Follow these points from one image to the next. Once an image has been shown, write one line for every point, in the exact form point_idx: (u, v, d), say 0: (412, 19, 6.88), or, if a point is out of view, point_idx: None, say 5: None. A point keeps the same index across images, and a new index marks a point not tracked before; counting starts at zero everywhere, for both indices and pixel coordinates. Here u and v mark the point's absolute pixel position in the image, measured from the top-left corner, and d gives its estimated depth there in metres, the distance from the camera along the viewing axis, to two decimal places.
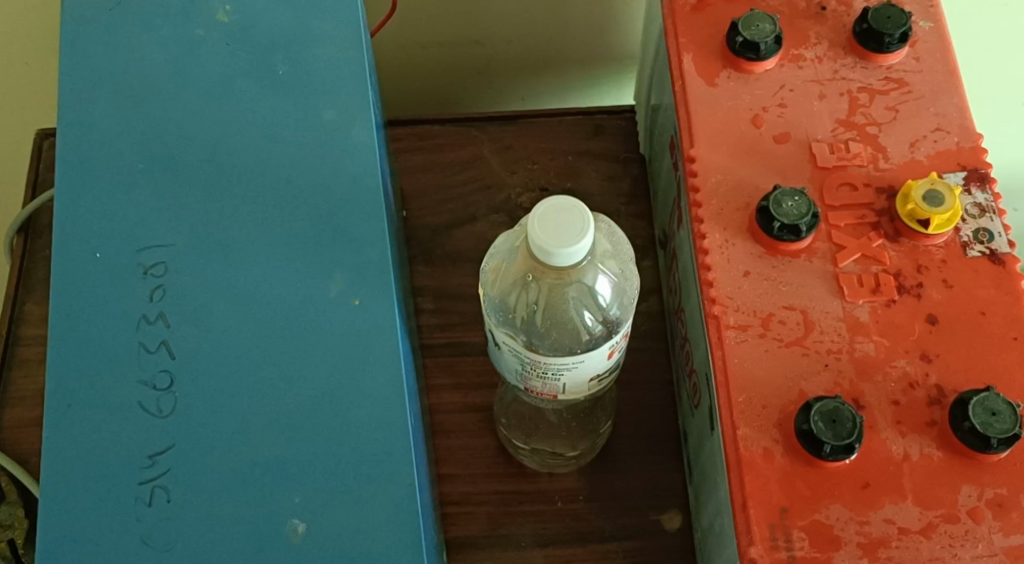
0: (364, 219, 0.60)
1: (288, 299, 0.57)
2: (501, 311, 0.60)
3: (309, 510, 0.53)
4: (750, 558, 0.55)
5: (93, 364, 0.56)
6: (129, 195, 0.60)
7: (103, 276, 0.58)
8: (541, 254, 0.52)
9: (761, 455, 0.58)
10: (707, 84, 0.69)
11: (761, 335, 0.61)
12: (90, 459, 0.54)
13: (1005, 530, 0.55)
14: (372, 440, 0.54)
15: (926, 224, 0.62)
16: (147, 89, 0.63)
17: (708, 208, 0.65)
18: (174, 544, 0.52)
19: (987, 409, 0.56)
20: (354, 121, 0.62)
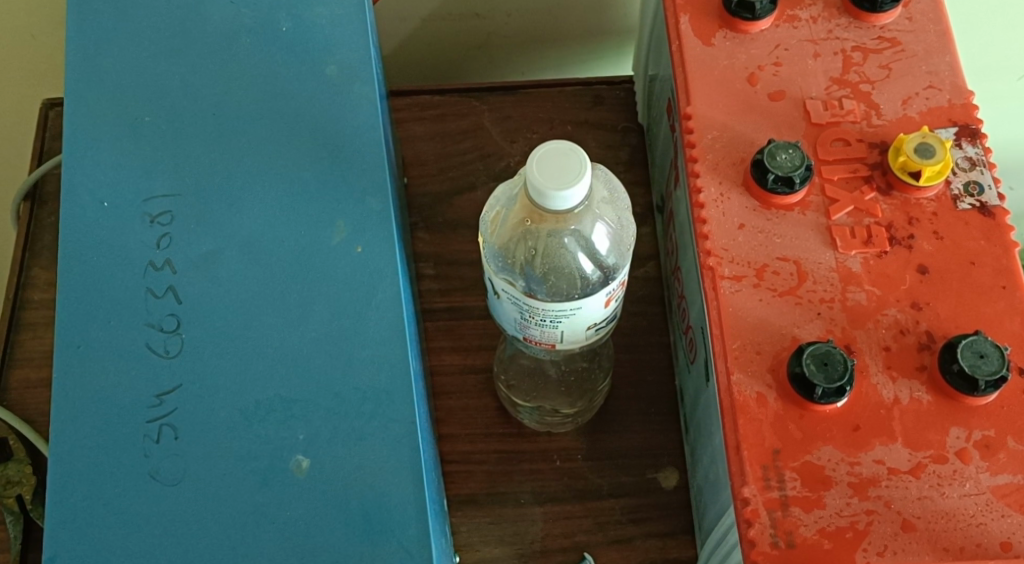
0: (365, 169, 0.61)
1: (291, 245, 0.59)
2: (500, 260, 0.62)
3: (313, 447, 0.54)
4: (743, 497, 0.57)
5: (102, 308, 0.57)
6: (135, 147, 0.61)
7: (110, 223, 0.59)
8: (539, 197, 0.54)
9: (754, 399, 0.59)
10: (703, 44, 0.70)
11: (755, 285, 0.62)
12: (99, 399, 0.55)
13: (992, 470, 0.57)
14: (374, 380, 0.56)
15: (917, 176, 0.64)
16: (152, 47, 0.64)
17: (704, 163, 0.66)
18: (181, 478, 0.54)
19: (975, 352, 0.58)
20: (356, 77, 0.64)
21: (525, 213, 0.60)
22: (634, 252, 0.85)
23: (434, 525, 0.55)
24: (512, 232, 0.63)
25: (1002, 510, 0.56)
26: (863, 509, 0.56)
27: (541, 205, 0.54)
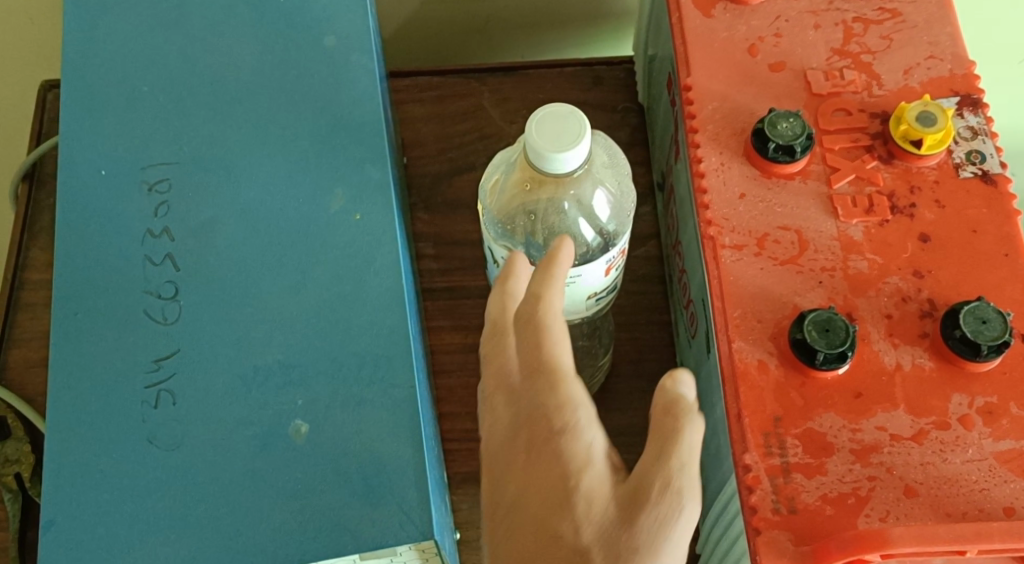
0: (364, 138, 0.61)
1: (289, 213, 0.59)
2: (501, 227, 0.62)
3: (312, 412, 0.54)
4: (745, 464, 0.56)
5: (100, 275, 0.57)
6: (134, 117, 0.61)
7: (108, 191, 0.59)
8: (537, 159, 0.56)
9: (755, 366, 0.59)
10: (703, 15, 0.69)
11: (756, 254, 0.62)
12: (97, 365, 0.55)
13: (995, 436, 0.56)
14: (373, 345, 0.56)
15: (919, 144, 0.63)
16: (151, 18, 0.64)
17: (704, 133, 0.66)
18: (179, 443, 0.53)
19: (977, 317, 0.58)
20: (354, 48, 0.63)
21: (523, 179, 0.60)
22: (635, 231, 0.84)
23: (434, 491, 0.54)
24: (510, 201, 0.63)
25: (1005, 475, 0.55)
26: (865, 475, 0.56)
27: (541, 167, 0.56)
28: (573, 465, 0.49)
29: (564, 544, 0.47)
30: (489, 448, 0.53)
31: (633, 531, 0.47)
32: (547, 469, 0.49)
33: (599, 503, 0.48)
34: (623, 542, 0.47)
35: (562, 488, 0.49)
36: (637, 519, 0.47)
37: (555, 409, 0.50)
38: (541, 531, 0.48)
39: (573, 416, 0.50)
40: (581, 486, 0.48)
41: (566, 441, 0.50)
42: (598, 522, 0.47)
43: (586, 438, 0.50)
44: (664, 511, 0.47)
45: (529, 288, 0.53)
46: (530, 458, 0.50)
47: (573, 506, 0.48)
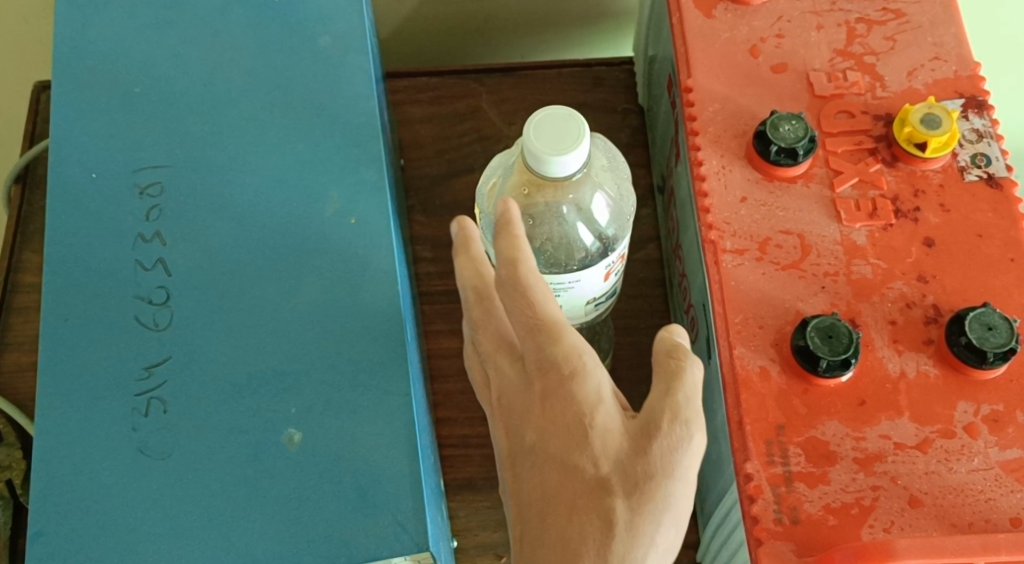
0: (360, 139, 0.60)
1: (284, 216, 0.57)
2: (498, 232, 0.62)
3: (306, 420, 0.53)
4: (746, 473, 0.55)
5: (91, 280, 0.56)
6: (125, 118, 0.60)
7: (99, 194, 0.58)
8: (535, 162, 0.55)
9: (757, 373, 0.58)
10: (704, 16, 0.68)
11: (758, 258, 0.61)
12: (88, 372, 0.54)
13: (1001, 445, 0.55)
14: (369, 352, 0.55)
15: (923, 147, 0.62)
16: (144, 18, 0.63)
17: (705, 136, 0.65)
18: (170, 452, 0.52)
19: (983, 324, 0.57)
20: (350, 48, 0.62)
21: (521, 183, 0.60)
22: (635, 234, 0.83)
23: (430, 500, 0.53)
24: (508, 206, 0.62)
25: (1012, 485, 0.54)
26: (869, 485, 0.55)
27: (539, 171, 0.55)
28: (587, 407, 0.50)
29: (586, 479, 0.50)
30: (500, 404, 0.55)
31: (648, 460, 0.49)
32: (562, 412, 0.51)
33: (615, 438, 0.50)
34: (640, 471, 0.49)
35: (579, 426, 0.50)
36: (650, 449, 0.49)
37: (562, 357, 0.51)
38: (562, 469, 0.50)
39: (582, 362, 0.51)
40: (597, 424, 0.50)
41: (577, 386, 0.51)
42: (616, 454, 0.50)
43: (596, 381, 0.51)
44: (674, 442, 0.49)
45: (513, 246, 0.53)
46: (544, 403, 0.52)
47: (591, 443, 0.50)
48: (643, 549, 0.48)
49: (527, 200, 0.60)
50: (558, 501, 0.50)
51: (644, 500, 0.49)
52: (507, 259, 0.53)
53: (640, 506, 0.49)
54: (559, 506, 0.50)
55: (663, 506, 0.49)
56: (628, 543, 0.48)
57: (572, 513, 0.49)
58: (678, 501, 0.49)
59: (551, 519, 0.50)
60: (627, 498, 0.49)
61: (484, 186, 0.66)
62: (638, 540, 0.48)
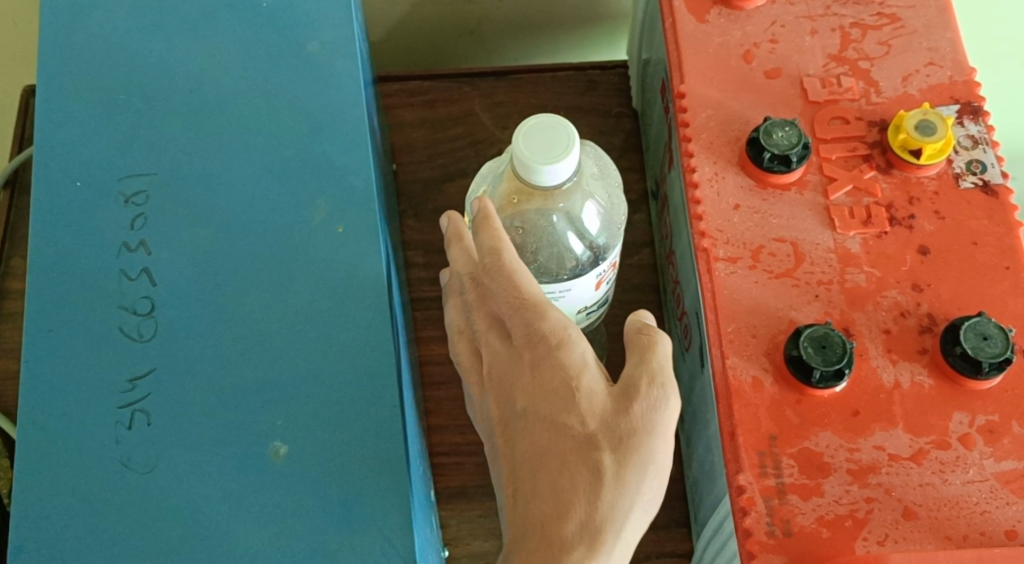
0: (348, 146, 0.59)
1: (270, 225, 0.57)
2: None
3: (291, 433, 0.52)
4: (739, 485, 0.55)
5: (75, 290, 0.55)
6: (110, 126, 0.59)
7: (83, 203, 0.57)
8: (524, 171, 0.55)
9: (750, 383, 0.57)
10: (697, 20, 0.67)
11: (751, 266, 0.60)
12: (71, 384, 0.53)
13: (996, 456, 0.55)
14: (356, 363, 0.54)
15: (918, 154, 0.61)
16: (131, 24, 0.62)
17: (698, 142, 0.64)
18: (153, 466, 0.52)
19: (978, 333, 0.56)
20: (339, 54, 0.61)
21: (510, 192, 0.59)
22: (628, 239, 0.83)
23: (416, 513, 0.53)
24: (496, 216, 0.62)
25: (1007, 497, 0.54)
26: (862, 497, 0.54)
27: (527, 178, 0.55)
28: (573, 370, 0.51)
29: (573, 437, 0.50)
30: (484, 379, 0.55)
31: (632, 418, 0.50)
32: (548, 376, 0.51)
33: (600, 398, 0.51)
34: (625, 427, 0.50)
35: (566, 387, 0.51)
36: (633, 408, 0.50)
37: (549, 327, 0.52)
38: (550, 429, 0.50)
39: (568, 332, 0.52)
40: (583, 385, 0.51)
41: (562, 352, 0.52)
42: (602, 412, 0.50)
43: (581, 347, 0.52)
44: (655, 403, 0.50)
45: (495, 234, 0.56)
46: (531, 370, 0.52)
47: (578, 402, 0.50)
48: (629, 501, 0.49)
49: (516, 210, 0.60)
50: (546, 458, 0.50)
51: (630, 454, 0.49)
52: (491, 247, 0.55)
53: (627, 459, 0.49)
54: (547, 464, 0.50)
55: (647, 461, 0.49)
56: (616, 494, 0.49)
57: (560, 468, 0.49)
58: (661, 459, 0.50)
59: (538, 478, 0.50)
60: (614, 452, 0.49)
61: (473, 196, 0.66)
62: (625, 491, 0.49)
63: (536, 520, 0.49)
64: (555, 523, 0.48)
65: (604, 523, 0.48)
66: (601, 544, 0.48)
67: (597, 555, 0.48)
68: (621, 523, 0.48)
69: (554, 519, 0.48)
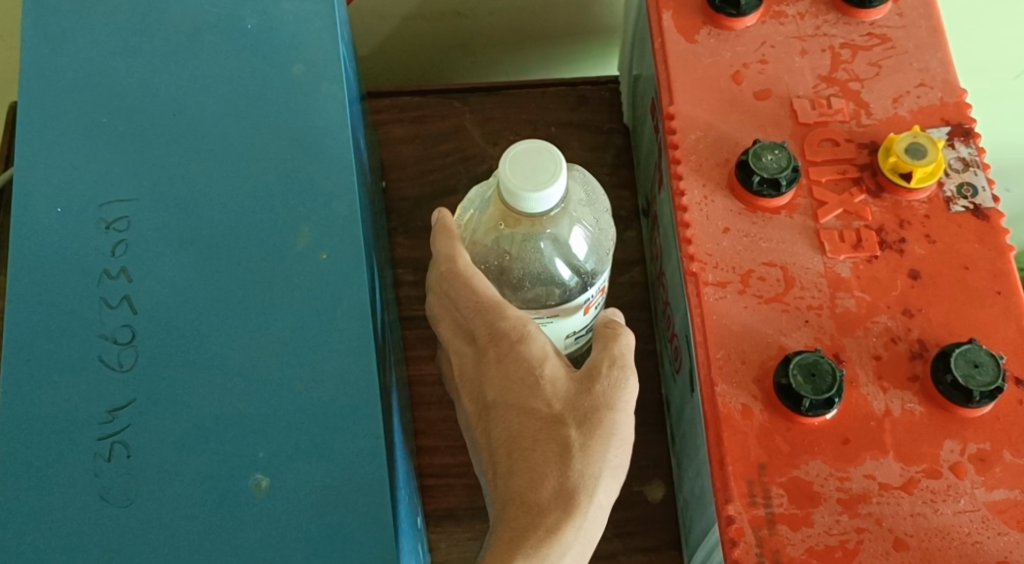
0: (332, 172, 0.58)
1: (253, 251, 0.56)
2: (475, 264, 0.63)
3: (273, 465, 0.52)
4: (727, 515, 0.54)
5: (54, 318, 0.55)
6: (92, 149, 0.58)
7: (64, 229, 0.56)
8: (514, 199, 0.54)
9: (740, 411, 0.57)
10: (687, 41, 0.66)
11: (740, 292, 0.59)
12: (50, 415, 0.53)
13: (988, 485, 0.54)
14: (339, 395, 0.53)
15: (909, 177, 0.61)
16: (112, 45, 0.61)
17: (687, 164, 0.63)
18: (134, 498, 0.51)
19: (969, 361, 0.55)
20: (323, 76, 0.61)
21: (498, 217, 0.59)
22: (619, 257, 0.82)
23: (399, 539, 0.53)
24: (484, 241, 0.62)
25: (998, 527, 0.54)
26: (852, 527, 0.54)
27: (516, 206, 0.54)
28: (537, 360, 0.56)
29: (541, 418, 0.55)
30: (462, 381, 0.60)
31: (593, 396, 0.56)
32: (513, 368, 0.57)
33: (563, 383, 0.56)
34: (587, 404, 0.56)
35: (531, 375, 0.56)
36: (594, 388, 0.56)
37: (509, 324, 0.57)
38: (520, 413, 0.56)
39: (527, 327, 0.57)
40: (546, 373, 0.56)
41: (524, 346, 0.57)
42: (566, 394, 0.56)
43: (541, 340, 0.57)
44: (615, 381, 0.56)
45: (452, 244, 0.60)
46: (497, 364, 0.57)
47: (543, 386, 0.56)
48: (598, 467, 0.54)
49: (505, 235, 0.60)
50: (520, 439, 0.55)
51: (594, 428, 0.55)
52: (449, 256, 0.60)
53: (591, 432, 0.55)
54: (521, 444, 0.55)
55: (611, 433, 0.55)
56: (583, 462, 0.54)
57: (534, 446, 0.55)
58: (623, 431, 0.56)
59: (515, 457, 0.55)
60: (580, 427, 0.55)
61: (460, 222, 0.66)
62: (593, 459, 0.54)
63: (516, 494, 0.54)
64: (532, 495, 0.53)
65: (577, 488, 0.53)
66: (575, 506, 0.53)
67: (575, 518, 0.53)
68: (593, 488, 0.54)
69: (531, 490, 0.54)
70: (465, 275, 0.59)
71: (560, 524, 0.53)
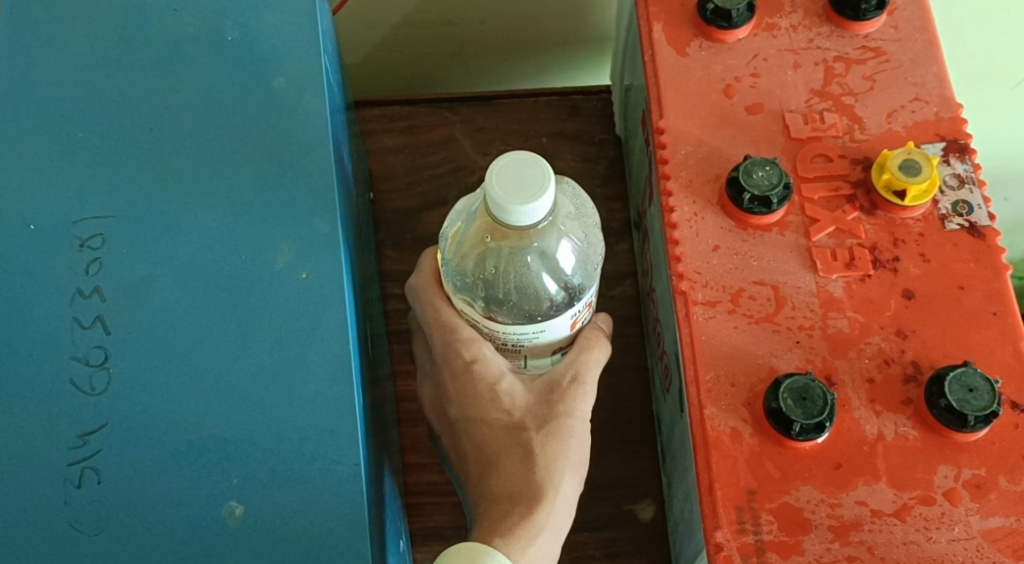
0: (312, 189, 0.57)
1: (230, 270, 0.55)
2: (459, 278, 0.61)
3: (248, 492, 0.51)
4: (716, 543, 0.53)
5: (24, 340, 0.53)
6: (66, 164, 0.57)
7: (36, 248, 0.55)
8: (499, 211, 0.52)
9: (728, 435, 0.55)
10: (678, 54, 0.65)
11: (730, 311, 0.58)
12: (20, 439, 0.51)
13: (983, 512, 0.53)
14: (317, 419, 0.52)
15: (903, 195, 0.59)
16: (88, 58, 0.59)
17: (677, 180, 0.62)
18: (104, 527, 0.50)
19: (964, 385, 0.54)
20: (305, 90, 0.59)
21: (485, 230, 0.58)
22: (609, 271, 0.81)
23: (386, 558, 0.55)
24: (472, 252, 0.60)
25: (994, 556, 0.52)
26: (844, 555, 0.53)
27: (502, 219, 0.53)
28: (492, 376, 0.60)
29: (504, 424, 0.59)
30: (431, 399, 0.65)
31: (551, 404, 0.59)
32: (471, 387, 0.60)
33: (521, 392, 0.60)
34: (547, 410, 0.59)
35: (489, 390, 0.60)
36: (552, 397, 0.59)
37: (464, 346, 0.60)
38: (483, 423, 0.60)
39: (480, 349, 0.60)
40: (503, 387, 0.60)
41: (479, 367, 0.60)
42: (525, 403, 0.60)
43: (494, 359, 0.60)
44: (571, 392, 0.59)
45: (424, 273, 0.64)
46: (454, 383, 0.61)
47: (502, 398, 0.60)
48: (560, 464, 0.58)
49: (493, 247, 0.58)
50: (486, 444, 0.59)
51: (553, 429, 0.59)
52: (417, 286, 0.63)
53: (550, 434, 0.58)
54: (488, 448, 0.59)
55: (569, 434, 0.59)
56: (546, 460, 0.58)
57: (500, 450, 0.59)
58: (581, 431, 0.59)
59: (484, 460, 0.59)
60: (539, 428, 0.59)
61: (447, 232, 0.63)
62: (554, 457, 0.58)
63: (489, 491, 0.58)
64: (503, 489, 0.58)
65: (544, 482, 0.57)
66: (544, 499, 0.57)
67: (545, 506, 0.57)
68: (558, 480, 0.58)
69: (502, 487, 0.58)
70: (427, 302, 0.63)
71: (532, 512, 0.56)
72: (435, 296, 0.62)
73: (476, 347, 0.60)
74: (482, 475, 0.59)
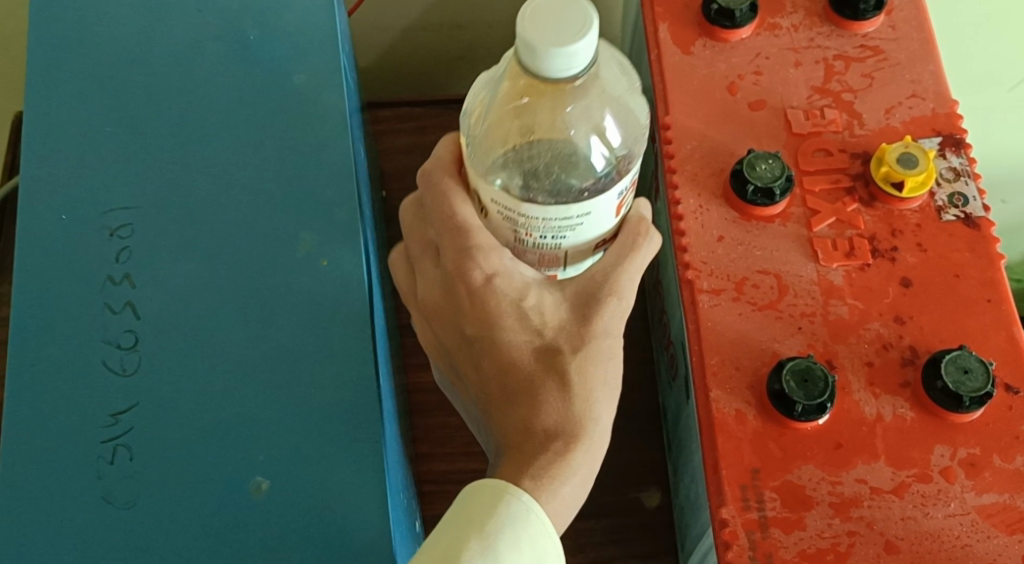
0: (331, 181, 0.59)
1: (254, 257, 0.57)
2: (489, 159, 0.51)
3: (274, 469, 0.53)
4: (721, 519, 0.55)
5: (60, 324, 0.56)
6: (96, 158, 0.59)
7: (69, 237, 0.57)
8: (531, 56, 0.44)
9: (733, 416, 0.57)
10: (683, 52, 0.67)
11: (734, 299, 0.60)
12: (54, 418, 0.54)
13: (978, 489, 0.55)
14: (338, 399, 0.54)
15: (900, 187, 0.61)
16: (115, 56, 0.62)
17: (682, 174, 0.64)
18: (135, 501, 0.52)
19: (959, 367, 0.56)
20: (325, 85, 0.61)
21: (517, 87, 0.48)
22: None
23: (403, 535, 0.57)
24: (498, 127, 0.51)
25: (988, 531, 0.54)
26: (844, 530, 0.55)
27: (535, 68, 0.45)
28: (517, 290, 0.53)
29: (533, 345, 0.53)
30: (430, 303, 0.57)
31: (585, 321, 0.53)
32: (493, 303, 0.53)
33: (550, 304, 0.54)
34: (580, 327, 0.53)
35: (514, 306, 0.53)
36: (586, 314, 0.53)
37: (487, 254, 0.52)
38: (507, 344, 0.53)
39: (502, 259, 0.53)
40: (531, 302, 0.53)
41: (503, 282, 0.53)
42: (555, 320, 0.54)
43: (520, 269, 0.53)
44: (608, 307, 0.53)
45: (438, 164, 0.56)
46: (470, 297, 0.54)
47: (529, 315, 0.53)
48: (595, 393, 0.53)
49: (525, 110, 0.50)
50: (512, 366, 0.53)
51: (589, 350, 0.53)
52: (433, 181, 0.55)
53: (585, 359, 0.53)
54: (514, 372, 0.53)
55: (604, 355, 0.54)
56: (581, 389, 0.53)
57: (529, 374, 0.53)
58: (614, 348, 0.54)
59: (508, 386, 0.53)
60: (574, 350, 0.53)
61: (466, 116, 0.54)
62: (592, 385, 0.53)
63: (515, 421, 0.53)
64: (534, 422, 0.52)
65: (580, 414, 0.52)
66: (580, 435, 0.52)
67: (582, 442, 0.52)
68: (595, 412, 0.53)
69: (532, 419, 0.52)
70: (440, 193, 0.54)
71: (568, 450, 0.52)
72: (451, 185, 0.54)
73: (500, 256, 0.53)
74: (505, 403, 0.54)
